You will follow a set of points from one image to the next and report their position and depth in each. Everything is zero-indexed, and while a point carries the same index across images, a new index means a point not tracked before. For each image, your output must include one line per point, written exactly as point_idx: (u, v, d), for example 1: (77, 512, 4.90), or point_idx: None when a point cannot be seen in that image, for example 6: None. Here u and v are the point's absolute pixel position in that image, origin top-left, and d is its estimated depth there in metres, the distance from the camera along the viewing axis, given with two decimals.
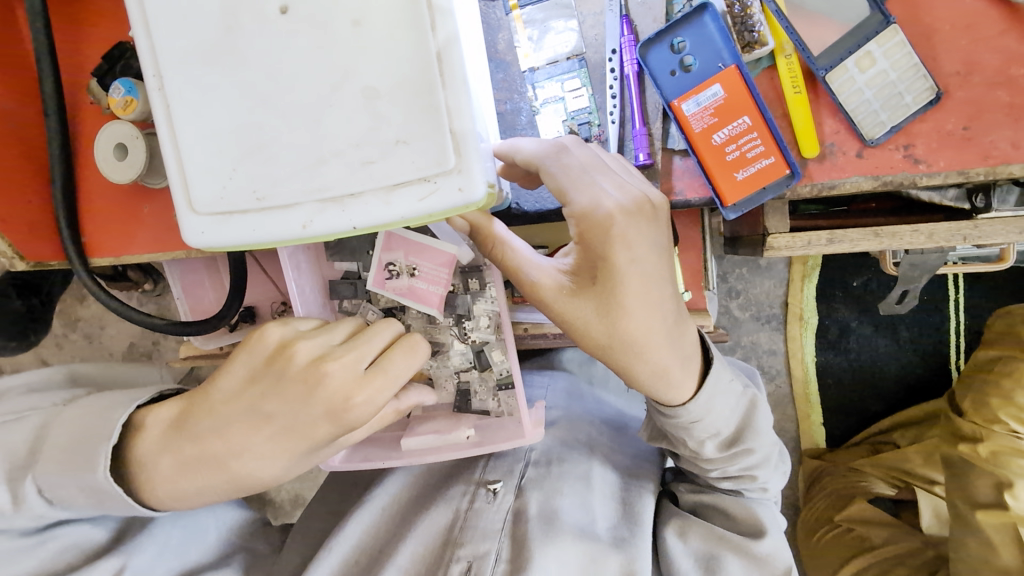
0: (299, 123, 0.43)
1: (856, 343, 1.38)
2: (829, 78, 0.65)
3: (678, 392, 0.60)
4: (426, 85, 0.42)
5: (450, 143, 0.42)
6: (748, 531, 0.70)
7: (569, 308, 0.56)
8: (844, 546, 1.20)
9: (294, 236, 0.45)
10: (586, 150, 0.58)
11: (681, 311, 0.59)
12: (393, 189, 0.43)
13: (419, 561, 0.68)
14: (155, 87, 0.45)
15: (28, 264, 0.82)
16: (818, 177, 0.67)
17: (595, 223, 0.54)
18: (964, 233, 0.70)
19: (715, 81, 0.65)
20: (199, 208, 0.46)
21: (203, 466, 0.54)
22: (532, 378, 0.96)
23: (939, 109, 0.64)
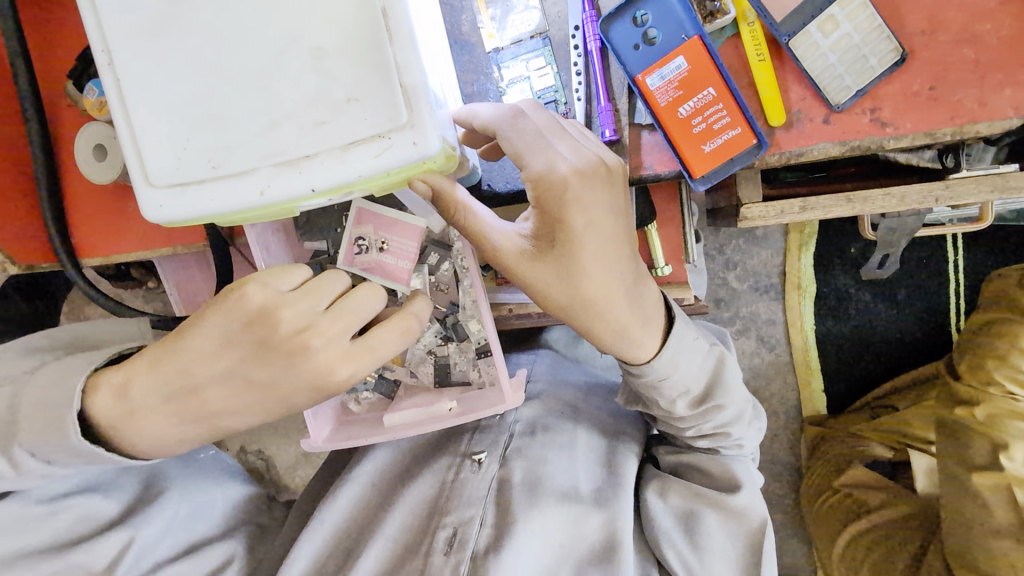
0: (250, 90, 0.44)
1: (855, 309, 1.38)
2: (793, 44, 0.64)
3: (641, 350, 0.64)
4: (372, 43, 0.42)
5: (401, 98, 0.42)
6: (725, 486, 0.73)
7: (530, 272, 0.58)
8: (840, 514, 1.22)
9: (253, 202, 0.45)
10: (541, 114, 0.59)
11: (639, 271, 0.63)
12: (347, 148, 0.43)
13: (409, 529, 0.71)
14: (104, 63, 0.45)
15: (20, 268, 0.84)
16: (786, 145, 0.66)
17: (552, 187, 0.55)
18: (935, 195, 0.70)
19: (678, 54, 0.65)
20: (155, 181, 0.46)
21: (183, 420, 0.56)
22: (522, 356, 0.97)
23: (904, 71, 0.63)
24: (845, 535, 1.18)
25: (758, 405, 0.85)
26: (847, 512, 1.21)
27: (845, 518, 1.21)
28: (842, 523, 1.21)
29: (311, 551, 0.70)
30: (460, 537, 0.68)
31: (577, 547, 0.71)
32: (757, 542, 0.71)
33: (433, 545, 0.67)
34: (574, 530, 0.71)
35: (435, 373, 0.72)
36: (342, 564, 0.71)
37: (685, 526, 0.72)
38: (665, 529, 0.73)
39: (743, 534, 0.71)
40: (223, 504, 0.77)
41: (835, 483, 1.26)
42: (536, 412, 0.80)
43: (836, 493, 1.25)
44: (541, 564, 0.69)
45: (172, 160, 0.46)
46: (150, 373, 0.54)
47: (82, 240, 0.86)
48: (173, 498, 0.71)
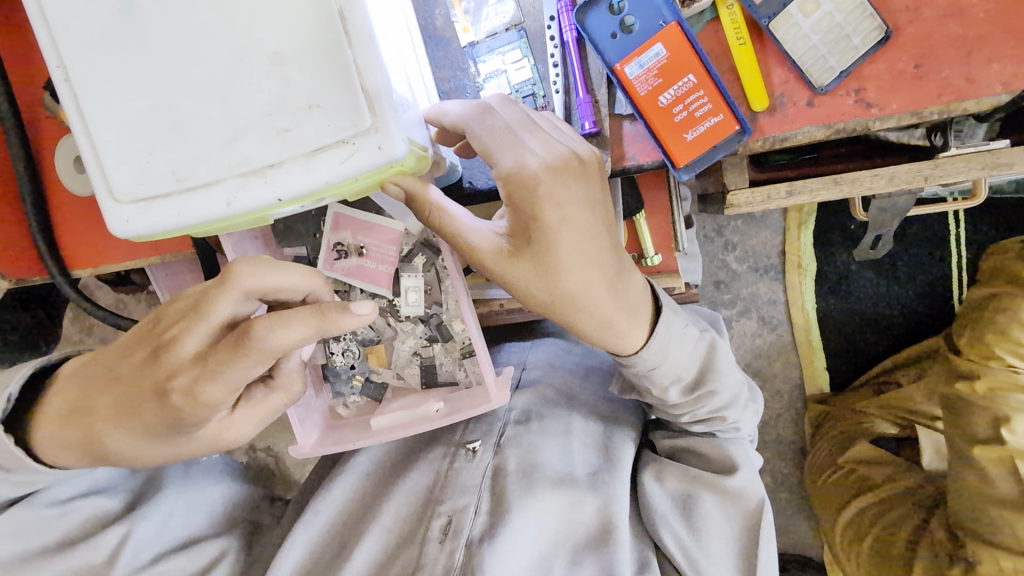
0: (211, 100, 0.43)
1: (856, 286, 1.37)
2: (773, 26, 0.63)
3: (627, 341, 0.64)
4: (331, 45, 0.41)
5: (363, 101, 0.42)
6: (721, 468, 0.74)
7: (510, 270, 0.58)
8: (846, 489, 1.20)
9: (220, 213, 0.44)
10: (512, 110, 0.58)
11: (620, 262, 0.62)
12: (311, 156, 0.43)
13: (403, 519, 0.70)
14: (61, 79, 0.44)
15: (11, 281, 0.86)
16: (769, 130, 0.65)
17: (523, 183, 0.54)
18: (925, 173, 0.69)
19: (656, 41, 0.63)
20: (120, 197, 0.45)
21: (71, 420, 0.57)
22: (516, 345, 0.97)
23: (889, 49, 0.62)
24: (851, 508, 1.17)
25: (754, 387, 0.85)
26: (853, 486, 1.19)
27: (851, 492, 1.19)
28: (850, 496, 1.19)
29: (304, 540, 0.70)
30: (455, 525, 0.67)
31: (574, 533, 0.71)
32: (754, 523, 0.71)
33: (428, 533, 0.67)
34: (571, 515, 0.71)
35: (421, 376, 0.71)
36: (336, 554, 0.70)
37: (683, 509, 0.73)
38: (663, 513, 0.73)
39: (740, 515, 0.71)
40: (227, 496, 0.77)
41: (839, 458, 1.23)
42: (531, 400, 0.79)
43: (840, 469, 1.22)
44: (538, 551, 0.68)
45: (136, 175, 0.45)
46: (86, 356, 0.60)
47: (70, 251, 0.86)
48: (170, 497, 0.71)
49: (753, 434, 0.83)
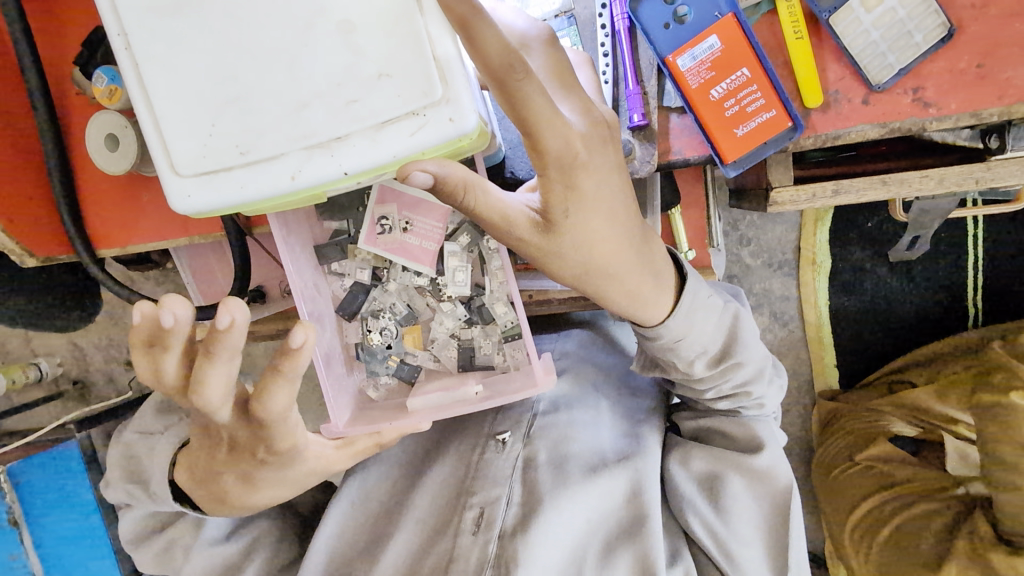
0: (277, 69, 0.42)
1: (871, 285, 1.36)
2: (833, 20, 0.61)
3: (654, 308, 0.62)
4: (403, 14, 0.41)
5: (435, 72, 0.41)
6: (747, 446, 0.73)
7: (547, 245, 0.54)
8: (863, 483, 1.18)
9: (285, 187, 0.44)
10: (543, 58, 0.53)
11: (644, 228, 0.60)
12: (380, 127, 0.42)
13: (436, 510, 0.70)
14: (122, 46, 0.43)
15: (38, 260, 0.85)
16: (822, 128, 0.64)
17: (561, 155, 0.49)
18: (976, 176, 0.68)
19: (711, 32, 0.62)
20: (181, 170, 0.45)
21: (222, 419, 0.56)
22: (549, 337, 0.93)
23: (951, 47, 0.60)
24: (868, 502, 1.15)
25: (776, 362, 0.83)
26: (873, 481, 1.16)
27: (864, 490, 1.17)
28: (865, 491, 1.17)
29: (338, 524, 0.73)
30: (487, 517, 0.67)
31: (606, 520, 0.71)
32: (783, 504, 0.70)
33: (461, 524, 0.67)
34: (603, 504, 0.71)
35: (458, 358, 0.72)
36: (370, 543, 0.72)
37: (709, 491, 0.72)
38: (690, 496, 0.73)
39: (770, 495, 0.71)
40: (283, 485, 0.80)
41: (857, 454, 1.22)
42: (560, 390, 0.78)
43: (857, 465, 1.21)
44: (573, 542, 0.69)
45: (199, 148, 0.44)
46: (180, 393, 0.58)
47: (96, 230, 0.85)
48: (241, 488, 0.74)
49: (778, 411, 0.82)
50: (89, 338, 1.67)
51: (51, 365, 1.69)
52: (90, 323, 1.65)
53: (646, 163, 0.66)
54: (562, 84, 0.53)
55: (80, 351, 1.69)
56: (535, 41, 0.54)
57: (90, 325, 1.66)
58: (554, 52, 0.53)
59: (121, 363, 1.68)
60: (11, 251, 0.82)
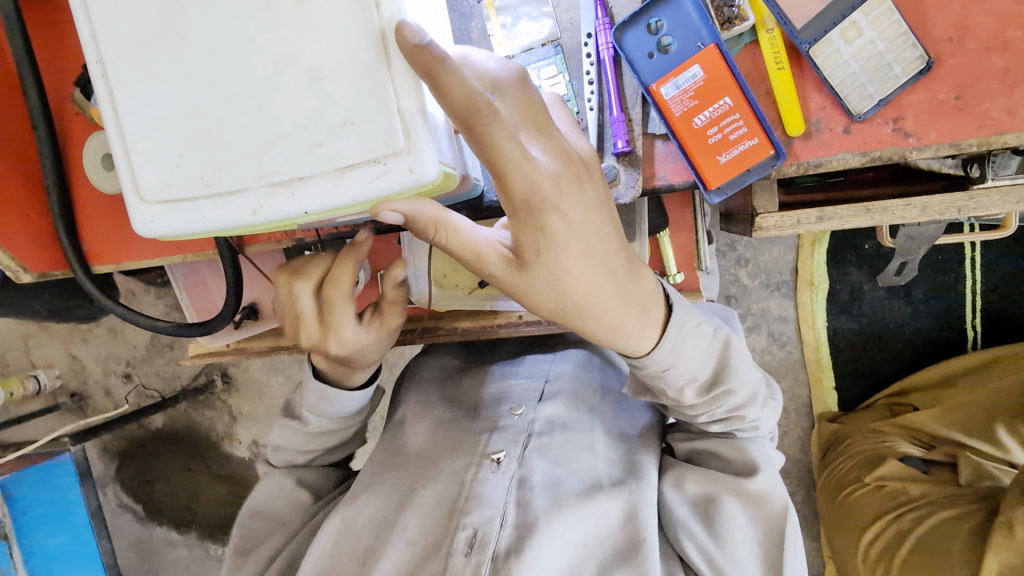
0: (247, 109, 0.43)
1: (869, 307, 1.36)
2: (813, 52, 0.62)
3: (638, 342, 0.61)
4: (372, 64, 0.41)
5: (398, 123, 0.42)
6: (741, 470, 0.71)
7: (521, 281, 0.55)
8: (874, 505, 1.12)
9: (245, 222, 0.45)
10: (512, 104, 0.51)
11: (632, 260, 0.59)
12: (341, 172, 0.43)
13: (429, 529, 0.68)
14: (99, 75, 0.45)
15: (33, 276, 0.87)
16: (804, 156, 0.65)
17: (528, 197, 0.49)
18: (959, 205, 0.69)
19: (694, 62, 0.63)
20: (148, 196, 0.46)
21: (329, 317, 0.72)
22: (540, 357, 0.92)
23: (930, 79, 0.61)
24: (881, 522, 1.09)
25: (771, 382, 0.82)
26: (885, 503, 1.11)
27: (877, 510, 1.11)
28: (880, 512, 1.10)
29: (330, 544, 0.70)
30: (481, 538, 0.64)
31: (600, 545, 0.70)
32: (779, 527, 0.68)
33: (453, 546, 0.64)
34: (599, 528, 0.70)
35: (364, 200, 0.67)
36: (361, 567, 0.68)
37: (704, 514, 0.70)
38: (683, 520, 0.71)
39: (765, 519, 0.68)
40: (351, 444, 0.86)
41: (866, 475, 1.17)
42: (556, 412, 0.78)
43: (868, 486, 1.16)
44: (567, 563, 0.66)
45: (166, 176, 0.46)
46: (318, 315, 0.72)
47: (92, 248, 0.88)
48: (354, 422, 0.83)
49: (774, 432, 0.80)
50: (87, 351, 1.68)
51: (51, 378, 1.69)
52: (89, 335, 1.66)
53: (631, 189, 0.67)
54: (536, 126, 0.52)
55: (78, 363, 1.69)
56: (506, 84, 0.51)
57: (87, 338, 1.67)
58: (529, 100, 0.52)
59: (117, 376, 1.69)
60: (6, 266, 0.83)
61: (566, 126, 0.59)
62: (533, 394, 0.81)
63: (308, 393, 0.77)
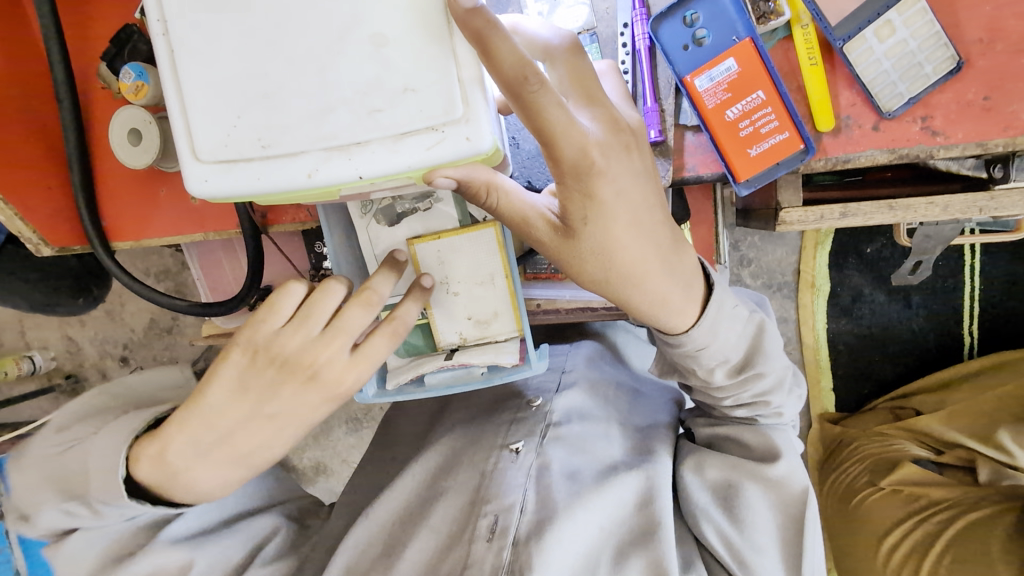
0: (310, 72, 0.44)
1: (869, 310, 1.38)
2: (847, 48, 0.63)
3: (680, 317, 0.62)
4: (435, 33, 0.43)
5: (458, 92, 0.43)
6: (764, 456, 0.72)
7: (569, 250, 0.56)
8: (895, 509, 1.09)
9: (300, 184, 0.45)
10: (560, 73, 0.52)
11: (675, 237, 0.60)
12: (399, 138, 0.44)
13: (454, 520, 0.69)
14: (161, 33, 0.45)
15: (53, 250, 0.86)
16: (833, 151, 0.66)
17: (576, 162, 0.50)
18: (980, 205, 0.70)
19: (729, 55, 0.64)
20: (203, 156, 0.46)
21: (284, 377, 0.57)
22: (560, 347, 0.96)
23: (959, 79, 0.62)
24: (903, 526, 1.06)
25: (798, 372, 0.83)
26: (906, 506, 1.08)
27: (898, 516, 1.08)
28: (898, 515, 1.08)
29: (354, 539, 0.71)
30: (502, 524, 0.65)
31: (617, 528, 0.70)
32: (800, 510, 0.69)
33: (476, 531, 0.65)
34: (617, 514, 0.71)
35: (392, 222, 0.75)
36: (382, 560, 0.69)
37: (724, 500, 0.71)
38: (704, 506, 0.71)
39: (786, 503, 0.69)
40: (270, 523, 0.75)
41: (883, 479, 1.15)
42: (573, 402, 0.79)
43: (883, 490, 1.14)
44: (586, 547, 0.67)
45: (221, 137, 0.46)
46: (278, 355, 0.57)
47: (112, 222, 0.88)
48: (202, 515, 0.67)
49: (797, 421, 0.81)
50: (85, 332, 1.67)
51: (45, 360, 1.67)
52: (86, 317, 1.65)
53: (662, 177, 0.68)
54: (585, 94, 0.52)
55: (75, 345, 1.68)
56: (558, 52, 0.52)
57: (86, 320, 1.66)
58: (578, 66, 0.52)
59: (115, 360, 1.68)
60: (27, 240, 0.84)
61: (617, 97, 0.59)
62: (551, 385, 0.83)
63: (204, 473, 0.59)
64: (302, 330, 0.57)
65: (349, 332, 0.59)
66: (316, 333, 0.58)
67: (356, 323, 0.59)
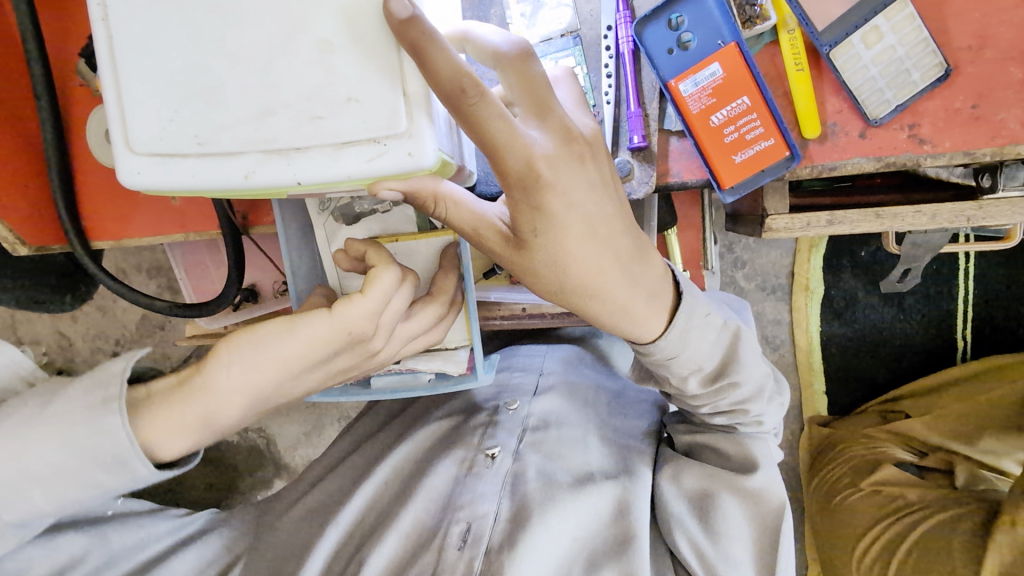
0: (252, 72, 0.42)
1: (862, 313, 1.37)
2: (834, 54, 0.62)
3: (644, 327, 0.61)
4: (379, 47, 0.42)
5: (402, 106, 0.42)
6: (742, 466, 0.71)
7: (523, 262, 0.56)
8: (871, 509, 1.09)
9: (236, 185, 0.44)
10: (510, 78, 0.49)
11: (640, 244, 0.59)
12: (339, 147, 0.43)
13: (421, 525, 0.68)
14: (99, 18, 0.43)
15: (30, 249, 0.85)
16: (819, 159, 0.65)
17: (523, 176, 0.49)
18: (968, 214, 0.70)
19: (713, 60, 0.62)
20: (136, 147, 0.44)
21: (356, 361, 0.59)
22: (535, 348, 0.95)
23: (947, 86, 0.61)
24: (879, 526, 1.05)
25: (778, 377, 0.82)
26: (880, 508, 1.07)
27: (873, 516, 1.08)
28: (874, 517, 1.07)
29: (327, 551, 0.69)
30: (475, 532, 0.66)
31: (590, 538, 0.70)
32: (776, 524, 0.68)
33: (447, 539, 0.65)
34: (589, 523, 0.70)
35: (351, 222, 0.73)
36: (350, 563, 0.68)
37: (701, 510, 0.70)
38: (679, 515, 0.71)
39: (762, 517, 0.68)
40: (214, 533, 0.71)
41: (863, 481, 1.15)
42: (551, 407, 0.79)
43: (863, 491, 1.13)
44: (558, 558, 0.66)
45: (158, 129, 0.44)
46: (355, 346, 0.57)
47: (91, 221, 0.86)
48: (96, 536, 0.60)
49: (777, 429, 0.80)
50: (76, 329, 1.65)
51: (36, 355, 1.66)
52: (78, 313, 1.64)
53: (645, 184, 0.67)
54: (538, 103, 0.50)
55: (66, 341, 1.66)
56: (506, 59, 0.48)
57: (77, 316, 1.64)
58: (529, 74, 0.48)
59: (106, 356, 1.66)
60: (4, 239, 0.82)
61: (573, 105, 0.57)
62: (528, 388, 0.82)
63: (235, 409, 0.52)
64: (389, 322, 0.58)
65: (415, 324, 0.64)
66: (389, 321, 0.58)
67: (422, 318, 0.64)
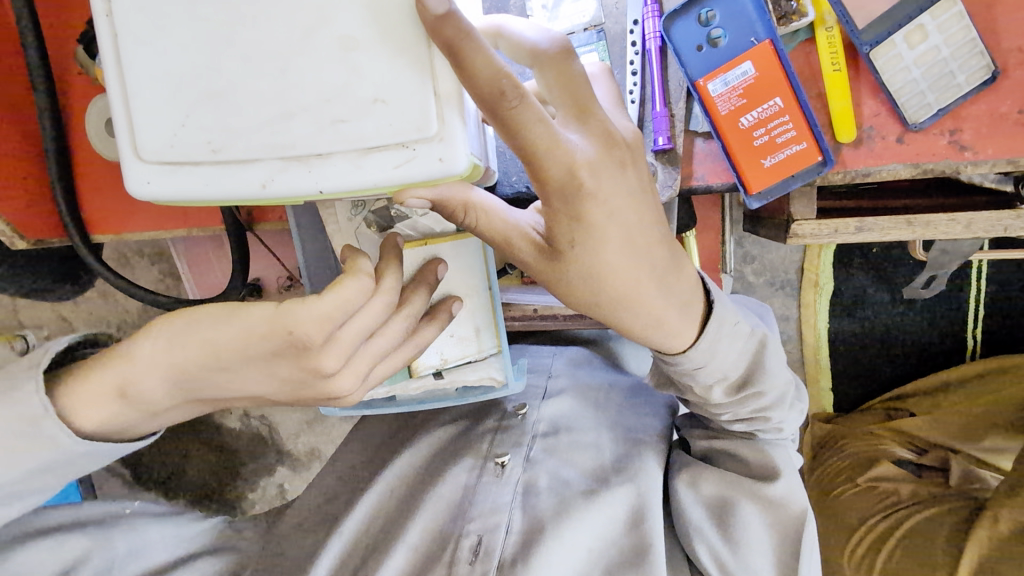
0: (267, 73, 0.39)
1: (872, 310, 1.34)
2: (874, 54, 0.59)
3: (677, 338, 0.59)
4: (408, 42, 0.38)
5: (434, 108, 0.39)
6: (760, 472, 0.69)
7: (555, 272, 0.53)
8: (864, 504, 1.11)
9: (253, 194, 0.42)
10: (547, 75, 0.46)
11: (674, 253, 0.56)
12: (365, 152, 0.40)
13: (431, 535, 0.67)
14: (103, 12, 0.40)
15: (29, 243, 0.82)
16: (852, 164, 0.61)
17: (563, 184, 0.46)
18: (1004, 223, 0.67)
19: (746, 58, 0.59)
20: (145, 154, 0.42)
21: (301, 375, 0.51)
22: (547, 347, 0.94)
23: (993, 90, 0.58)
24: (869, 520, 1.08)
25: (800, 386, 0.78)
26: (874, 505, 1.09)
27: (866, 510, 1.10)
28: (866, 513, 1.10)
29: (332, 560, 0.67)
30: (486, 546, 0.64)
31: (606, 550, 0.67)
32: (796, 533, 0.66)
33: (457, 554, 0.63)
34: (604, 532, 0.68)
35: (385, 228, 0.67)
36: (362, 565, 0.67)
37: (719, 518, 0.68)
38: (698, 523, 0.69)
39: (782, 522, 0.66)
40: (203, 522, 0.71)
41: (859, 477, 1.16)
42: (561, 413, 0.77)
43: (858, 486, 1.15)
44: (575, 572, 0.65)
45: (167, 136, 0.41)
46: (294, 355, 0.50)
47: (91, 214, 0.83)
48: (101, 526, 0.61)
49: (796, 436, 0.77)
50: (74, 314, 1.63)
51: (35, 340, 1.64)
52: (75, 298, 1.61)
53: (668, 188, 0.64)
54: (575, 103, 0.47)
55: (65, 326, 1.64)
56: (544, 54, 0.45)
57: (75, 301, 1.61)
58: (567, 72, 0.46)
59: None
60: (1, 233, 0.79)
61: (611, 104, 0.54)
62: (536, 392, 0.80)
63: (155, 383, 0.49)
64: (353, 329, 0.50)
65: (381, 340, 0.54)
66: (349, 335, 0.50)
67: (392, 335, 0.55)
